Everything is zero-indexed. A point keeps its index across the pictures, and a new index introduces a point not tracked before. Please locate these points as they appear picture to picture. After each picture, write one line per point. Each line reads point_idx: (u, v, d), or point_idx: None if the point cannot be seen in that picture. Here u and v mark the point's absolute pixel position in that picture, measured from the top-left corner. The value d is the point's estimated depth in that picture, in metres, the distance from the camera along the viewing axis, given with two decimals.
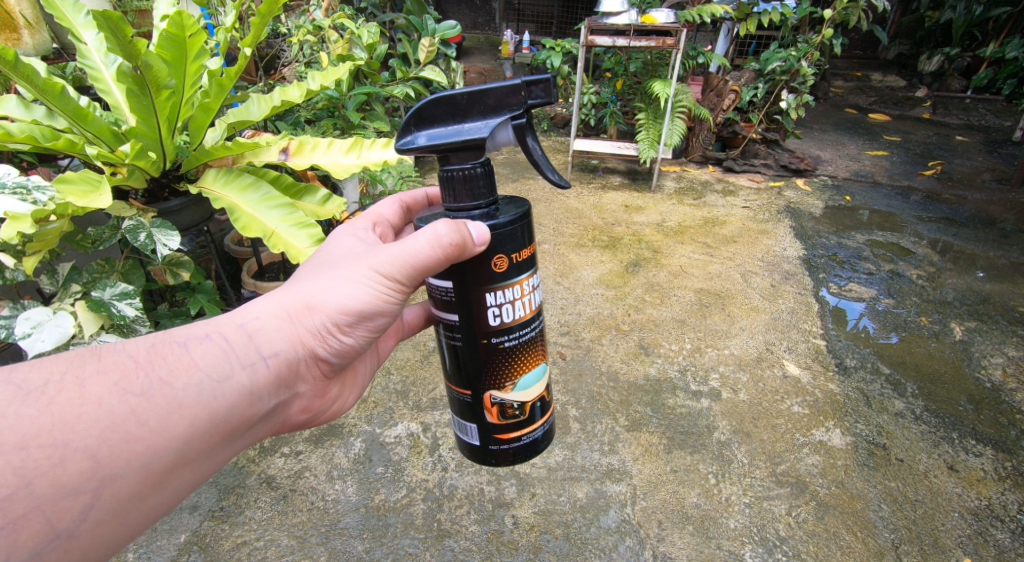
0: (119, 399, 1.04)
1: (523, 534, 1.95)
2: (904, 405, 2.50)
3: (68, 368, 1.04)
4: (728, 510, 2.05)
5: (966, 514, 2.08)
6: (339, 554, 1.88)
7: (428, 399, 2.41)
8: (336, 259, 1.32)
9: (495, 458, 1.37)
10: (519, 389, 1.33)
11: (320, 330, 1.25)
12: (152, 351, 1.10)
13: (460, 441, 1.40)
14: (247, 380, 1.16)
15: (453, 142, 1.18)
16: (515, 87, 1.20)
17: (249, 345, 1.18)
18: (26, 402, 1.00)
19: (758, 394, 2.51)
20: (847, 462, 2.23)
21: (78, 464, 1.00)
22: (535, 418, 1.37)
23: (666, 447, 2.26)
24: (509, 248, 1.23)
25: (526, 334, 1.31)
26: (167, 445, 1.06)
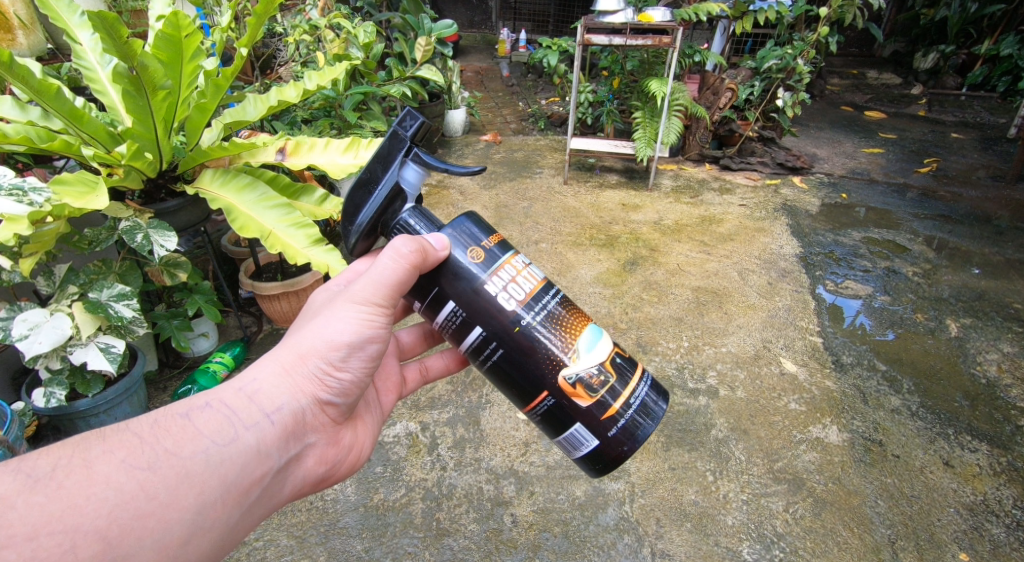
0: (127, 475, 0.98)
1: (523, 532, 1.96)
2: (901, 401, 2.51)
3: (75, 451, 0.98)
4: (726, 507, 2.06)
5: (962, 510, 2.09)
6: (339, 553, 1.88)
7: (427, 398, 2.41)
8: (317, 311, 1.26)
9: (622, 443, 1.26)
10: (588, 358, 1.24)
11: (317, 375, 1.19)
12: (156, 424, 1.04)
13: (580, 459, 1.31)
14: (254, 439, 1.10)
15: (378, 211, 1.22)
16: (392, 134, 1.22)
17: (250, 405, 1.12)
18: (35, 490, 0.93)
19: (756, 391, 2.52)
20: (844, 458, 2.24)
21: (90, 547, 0.93)
22: (621, 378, 1.26)
23: (664, 445, 2.27)
24: (471, 239, 1.22)
25: (552, 302, 1.24)
26: (179, 517, 1.01)
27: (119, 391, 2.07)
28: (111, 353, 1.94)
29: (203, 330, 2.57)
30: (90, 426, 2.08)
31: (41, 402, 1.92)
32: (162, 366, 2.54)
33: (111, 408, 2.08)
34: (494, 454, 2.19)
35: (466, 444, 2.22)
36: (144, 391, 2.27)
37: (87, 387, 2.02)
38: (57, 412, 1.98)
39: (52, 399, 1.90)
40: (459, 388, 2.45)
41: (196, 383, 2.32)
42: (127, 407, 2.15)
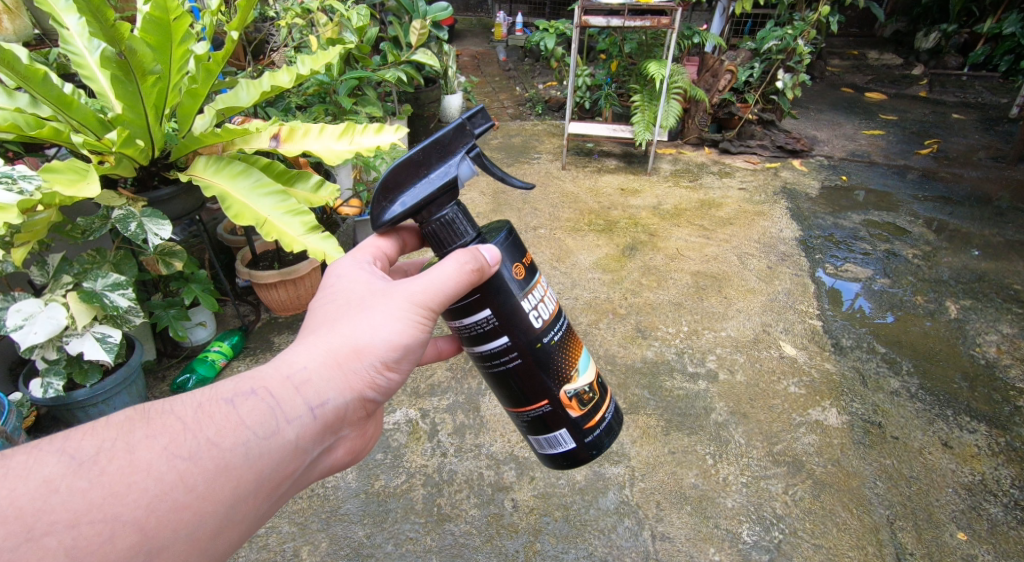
0: (167, 464, 0.96)
1: (523, 516, 1.96)
2: (900, 383, 2.51)
3: (119, 434, 0.96)
4: (726, 489, 2.07)
5: (960, 490, 2.10)
6: (341, 540, 1.89)
7: (426, 384, 2.41)
8: (369, 298, 1.20)
9: (595, 448, 1.36)
10: (585, 373, 1.32)
11: (362, 370, 1.14)
12: (200, 409, 1.01)
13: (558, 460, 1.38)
14: (295, 434, 1.07)
15: (421, 201, 1.17)
16: (459, 125, 1.18)
17: (296, 396, 1.08)
18: (78, 473, 0.92)
19: (756, 374, 2.53)
20: (843, 440, 2.25)
21: (127, 538, 0.91)
22: (602, 392, 1.37)
23: (663, 429, 2.27)
24: (516, 255, 1.23)
25: (565, 322, 1.31)
26: (213, 509, 0.98)
27: (117, 380, 2.07)
28: (107, 343, 1.93)
29: (201, 319, 2.57)
30: (89, 415, 2.08)
31: (38, 392, 1.91)
32: (161, 355, 2.54)
33: (110, 398, 2.08)
34: (494, 440, 2.19)
35: (467, 430, 2.23)
36: (143, 380, 2.27)
37: (84, 376, 2.01)
38: (56, 403, 1.98)
39: (49, 389, 1.89)
40: (459, 374, 2.46)
41: (195, 372, 2.34)
42: (125, 397, 2.15)
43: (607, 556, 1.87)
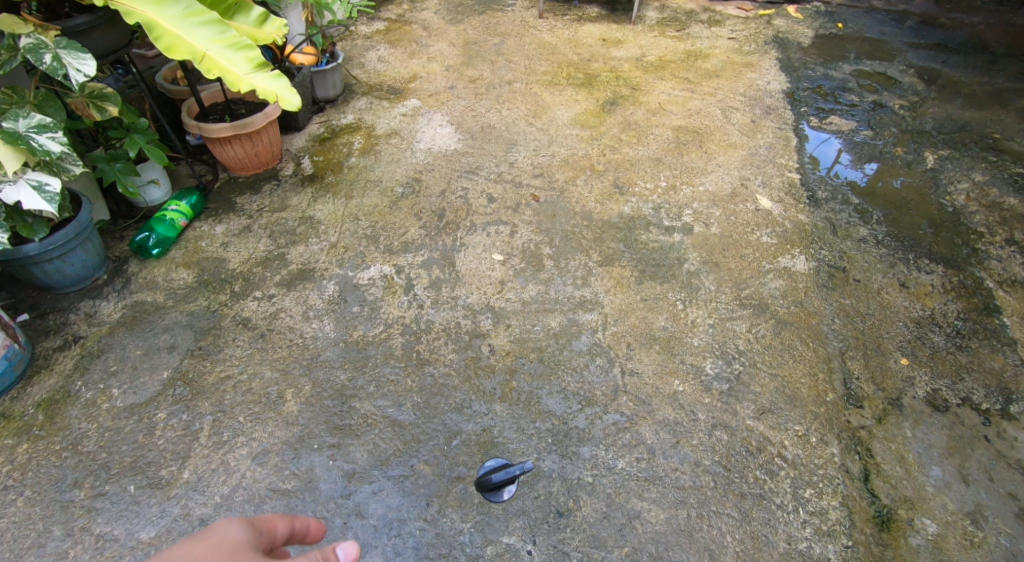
0: None
1: (500, 358, 2.06)
2: (868, 231, 2.58)
3: None
4: (694, 331, 2.19)
5: (909, 323, 2.24)
6: (324, 382, 1.98)
7: (400, 242, 2.44)
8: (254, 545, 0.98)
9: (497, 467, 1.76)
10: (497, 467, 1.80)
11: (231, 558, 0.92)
12: None
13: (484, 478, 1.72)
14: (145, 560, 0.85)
15: None
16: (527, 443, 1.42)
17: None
18: None
19: (730, 227, 2.58)
20: (807, 284, 2.35)
21: None
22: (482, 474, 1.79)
23: (637, 279, 2.35)
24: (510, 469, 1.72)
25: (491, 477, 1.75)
26: None
27: (68, 236, 2.08)
28: (45, 190, 1.91)
29: (153, 177, 2.52)
30: (46, 272, 2.12)
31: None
32: (115, 216, 2.52)
33: (64, 253, 2.10)
34: (470, 293, 2.26)
35: (443, 285, 2.29)
36: (98, 238, 2.28)
37: (31, 231, 2.00)
38: (6, 257, 2.00)
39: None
40: (433, 232, 2.49)
41: (154, 231, 2.34)
42: (82, 253, 2.17)
43: (579, 391, 1.99)
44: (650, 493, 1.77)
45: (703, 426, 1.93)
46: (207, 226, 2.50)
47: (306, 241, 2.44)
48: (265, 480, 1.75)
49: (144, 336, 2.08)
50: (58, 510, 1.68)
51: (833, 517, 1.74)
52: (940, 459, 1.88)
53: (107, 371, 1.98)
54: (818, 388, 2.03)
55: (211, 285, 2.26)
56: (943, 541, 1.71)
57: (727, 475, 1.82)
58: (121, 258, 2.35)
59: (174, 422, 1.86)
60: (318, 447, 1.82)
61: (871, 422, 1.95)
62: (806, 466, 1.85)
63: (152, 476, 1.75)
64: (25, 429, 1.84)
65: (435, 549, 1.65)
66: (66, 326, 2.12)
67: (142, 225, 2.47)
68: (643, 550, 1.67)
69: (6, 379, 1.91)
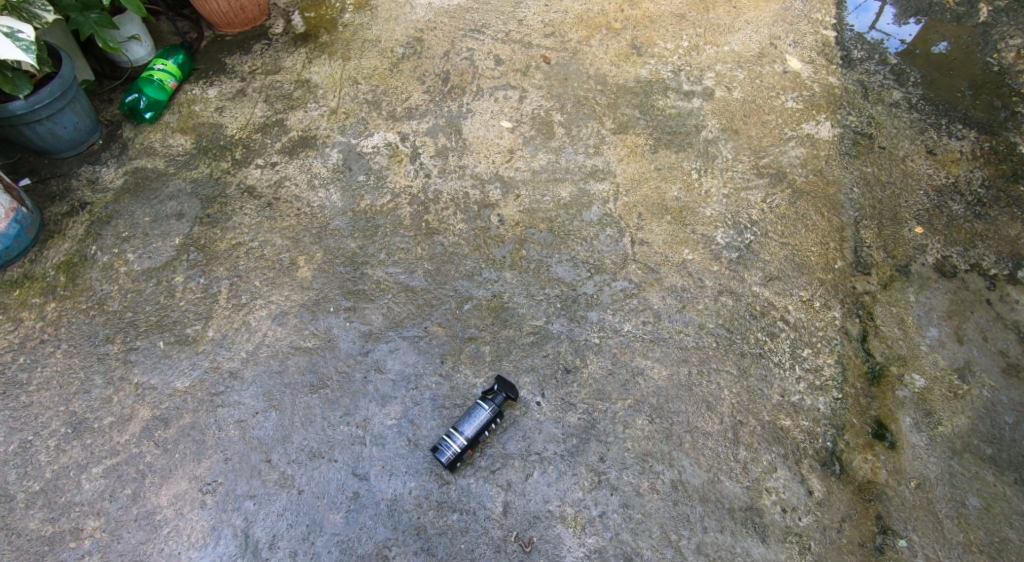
0: None
1: (509, 229, 2.07)
2: (902, 94, 2.44)
3: None
4: (707, 201, 2.16)
5: (930, 191, 2.18)
6: (334, 251, 2.02)
7: (403, 109, 2.37)
8: None
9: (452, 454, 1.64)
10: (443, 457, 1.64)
11: None
12: None
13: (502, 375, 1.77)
14: None
15: None
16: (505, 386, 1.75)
17: None
18: None
19: (754, 91, 2.45)
20: (830, 152, 2.28)
21: None
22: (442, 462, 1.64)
23: (651, 148, 2.28)
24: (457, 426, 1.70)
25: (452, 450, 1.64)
26: None
27: (54, 94, 2.05)
28: (18, 38, 1.86)
29: (133, 32, 2.44)
30: (38, 133, 2.11)
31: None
32: (100, 77, 2.47)
33: (53, 114, 2.09)
34: (478, 162, 2.23)
35: (449, 153, 2.25)
36: (86, 99, 2.24)
37: (14, 87, 1.97)
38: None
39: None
40: (437, 98, 2.40)
41: (143, 93, 2.30)
42: (71, 115, 2.15)
43: (588, 260, 2.01)
44: (654, 353, 1.85)
45: (709, 292, 1.96)
46: (198, 89, 2.43)
47: (304, 106, 2.38)
48: (286, 339, 1.85)
49: (150, 203, 2.11)
50: (96, 361, 1.80)
51: (827, 373, 1.82)
52: (938, 321, 1.91)
53: (119, 237, 2.04)
54: (827, 256, 2.03)
55: (211, 152, 2.25)
56: (929, 394, 1.79)
57: (729, 337, 1.88)
58: (112, 122, 2.33)
59: (192, 285, 1.94)
60: (333, 310, 1.90)
61: (876, 288, 1.97)
62: (807, 328, 1.90)
63: (179, 335, 1.85)
64: (50, 289, 1.93)
65: (450, 400, 1.75)
66: (71, 192, 2.15)
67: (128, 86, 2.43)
68: (645, 402, 1.77)
69: (22, 243, 1.98)
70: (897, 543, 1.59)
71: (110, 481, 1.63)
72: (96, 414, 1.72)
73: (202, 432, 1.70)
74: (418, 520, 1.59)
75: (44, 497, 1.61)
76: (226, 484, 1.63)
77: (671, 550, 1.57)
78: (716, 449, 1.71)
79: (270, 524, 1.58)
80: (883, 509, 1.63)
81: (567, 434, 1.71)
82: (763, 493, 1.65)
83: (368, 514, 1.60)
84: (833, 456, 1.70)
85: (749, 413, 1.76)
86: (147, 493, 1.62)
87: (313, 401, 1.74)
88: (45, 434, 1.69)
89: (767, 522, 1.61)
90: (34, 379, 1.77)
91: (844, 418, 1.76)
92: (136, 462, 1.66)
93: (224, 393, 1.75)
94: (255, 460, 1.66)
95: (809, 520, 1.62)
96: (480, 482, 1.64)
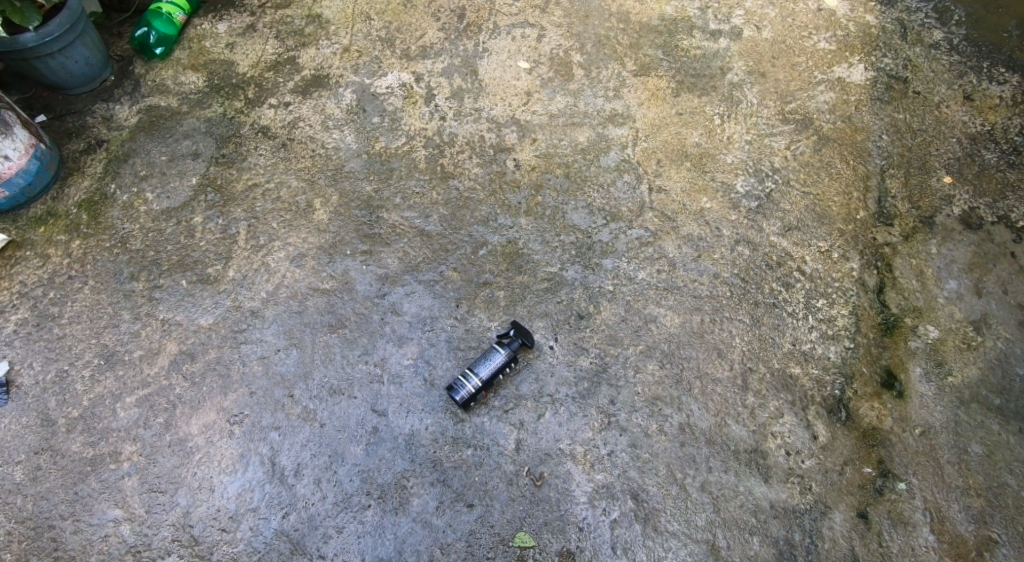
0: None
1: (525, 174, 2.06)
2: (943, 35, 2.33)
3: None
4: (729, 147, 2.12)
5: (963, 140, 2.11)
6: (350, 194, 2.03)
7: (418, 47, 2.32)
8: None
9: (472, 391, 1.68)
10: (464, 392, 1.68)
11: None
12: None
13: (518, 321, 1.81)
14: None
15: None
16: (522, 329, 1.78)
17: None
18: None
19: (784, 31, 2.35)
20: (860, 97, 2.20)
21: None
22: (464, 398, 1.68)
23: (674, 91, 2.22)
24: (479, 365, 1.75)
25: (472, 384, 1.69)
26: None
27: (64, 26, 2.03)
28: None
29: None
30: (50, 67, 2.11)
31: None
32: (108, 10, 2.44)
33: (64, 48, 2.08)
34: (495, 104, 2.19)
35: (465, 95, 2.21)
36: (96, 33, 2.22)
37: (23, 18, 1.96)
38: (5, 49, 1.98)
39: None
40: (453, 35, 2.34)
41: (152, 27, 2.27)
42: (82, 50, 2.14)
43: (605, 207, 2.00)
44: (668, 301, 1.86)
45: (726, 241, 1.95)
46: (207, 24, 2.39)
47: (317, 43, 2.34)
48: (305, 280, 1.89)
49: (166, 142, 2.13)
50: (123, 298, 1.86)
51: (840, 324, 1.83)
52: (958, 273, 1.89)
53: (137, 175, 2.06)
54: (850, 206, 2.00)
55: (225, 90, 2.24)
56: (942, 345, 1.79)
57: (744, 287, 1.88)
58: (123, 58, 2.32)
59: (212, 226, 1.97)
60: (351, 253, 1.93)
61: (897, 239, 1.95)
62: (823, 279, 1.89)
63: (201, 273, 1.90)
64: (74, 226, 1.98)
65: (465, 342, 1.80)
66: (87, 129, 2.16)
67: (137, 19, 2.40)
68: (657, 348, 1.80)
69: (43, 179, 2.01)
70: (897, 487, 1.63)
71: (143, 410, 1.72)
72: (127, 347, 1.80)
73: (227, 367, 1.77)
74: (433, 454, 1.66)
75: (83, 423, 1.70)
76: (252, 416, 1.71)
77: (676, 488, 1.63)
78: (725, 395, 1.74)
79: (294, 454, 1.66)
80: (885, 454, 1.67)
81: (579, 377, 1.76)
82: (768, 437, 1.69)
83: (387, 447, 1.67)
84: (839, 403, 1.73)
85: (759, 361, 1.78)
86: (178, 422, 1.70)
87: (332, 340, 1.80)
88: (80, 365, 1.77)
89: (771, 464, 1.66)
90: (65, 313, 1.84)
91: (854, 367, 1.77)
92: (165, 393, 1.74)
93: (247, 330, 1.81)
94: (278, 395, 1.73)
95: (812, 464, 1.66)
96: (493, 420, 1.70)
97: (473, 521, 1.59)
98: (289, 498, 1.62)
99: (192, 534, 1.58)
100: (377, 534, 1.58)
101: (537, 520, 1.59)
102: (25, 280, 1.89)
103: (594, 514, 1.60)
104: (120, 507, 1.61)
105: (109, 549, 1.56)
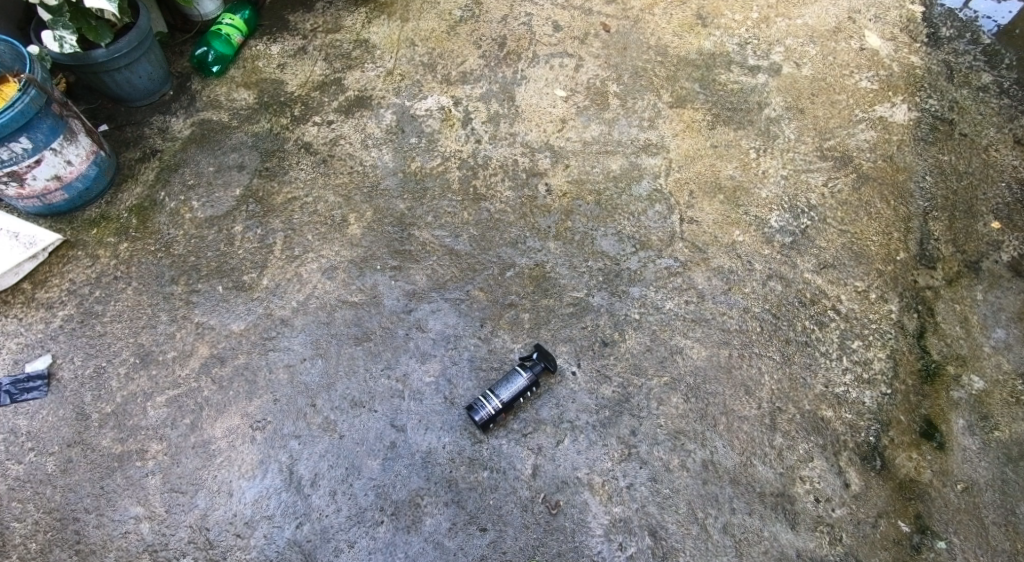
0: None
1: (556, 199, 2.08)
2: (993, 78, 2.28)
3: None
4: (764, 181, 2.10)
5: (1012, 185, 2.04)
6: (384, 211, 2.08)
7: (458, 73, 2.39)
8: None
9: (493, 413, 1.68)
10: (484, 411, 1.67)
11: None
12: None
13: (540, 344, 1.80)
14: None
15: None
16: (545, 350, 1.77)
17: None
18: None
19: (826, 68, 2.34)
20: (903, 136, 2.16)
21: None
22: (484, 418, 1.67)
23: (709, 124, 2.23)
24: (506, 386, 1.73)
25: (492, 404, 1.68)
26: None
27: (133, 44, 2.16)
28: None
29: None
30: (117, 81, 2.24)
31: (55, 47, 2.03)
32: (173, 30, 2.60)
33: (130, 64, 2.21)
34: (530, 130, 2.23)
35: (501, 120, 2.26)
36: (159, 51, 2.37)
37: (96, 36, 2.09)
38: (78, 63, 2.11)
39: (65, 44, 2.01)
40: (492, 63, 2.41)
41: (211, 47, 2.40)
42: (146, 66, 2.27)
43: (634, 235, 2.00)
44: (695, 333, 1.83)
45: (758, 275, 1.92)
46: (262, 45, 2.52)
47: (362, 66, 2.43)
48: (335, 292, 1.93)
49: (215, 154, 2.23)
50: (162, 300, 1.93)
51: (876, 367, 1.76)
52: (1006, 322, 1.81)
53: (186, 184, 2.16)
54: (889, 246, 1.95)
55: (272, 108, 2.34)
56: (988, 397, 1.71)
57: (774, 323, 1.84)
58: (182, 74, 2.45)
59: (250, 236, 2.04)
60: (381, 268, 1.96)
61: (940, 283, 1.88)
62: (860, 320, 1.83)
63: (237, 281, 1.96)
64: (123, 230, 2.07)
65: (487, 363, 1.80)
66: (144, 140, 2.28)
67: (198, 39, 2.54)
68: (682, 381, 1.76)
69: (99, 184, 2.13)
70: (936, 545, 1.54)
71: (171, 410, 1.76)
72: (162, 347, 1.86)
73: (254, 373, 1.81)
74: (450, 474, 1.65)
75: (114, 419, 1.75)
76: (275, 422, 1.73)
77: (697, 527, 1.58)
78: (752, 434, 1.69)
79: (312, 464, 1.68)
80: (923, 509, 1.59)
81: (600, 405, 1.73)
82: (796, 481, 1.63)
83: (404, 463, 1.67)
84: (874, 451, 1.66)
85: (789, 401, 1.73)
86: (204, 424, 1.74)
87: (357, 352, 1.82)
88: (116, 362, 1.84)
89: (799, 510, 1.60)
90: (108, 311, 1.92)
91: (891, 414, 1.70)
92: (194, 395, 1.78)
93: (276, 338, 1.86)
94: (302, 403, 1.76)
95: (843, 512, 1.59)
96: (511, 444, 1.69)
97: (486, 546, 1.56)
98: (304, 508, 1.62)
99: (208, 536, 1.60)
100: (388, 551, 1.57)
101: (550, 549, 1.56)
102: (74, 278, 1.98)
103: (610, 548, 1.56)
104: (142, 504, 1.64)
105: (128, 546, 1.59)
